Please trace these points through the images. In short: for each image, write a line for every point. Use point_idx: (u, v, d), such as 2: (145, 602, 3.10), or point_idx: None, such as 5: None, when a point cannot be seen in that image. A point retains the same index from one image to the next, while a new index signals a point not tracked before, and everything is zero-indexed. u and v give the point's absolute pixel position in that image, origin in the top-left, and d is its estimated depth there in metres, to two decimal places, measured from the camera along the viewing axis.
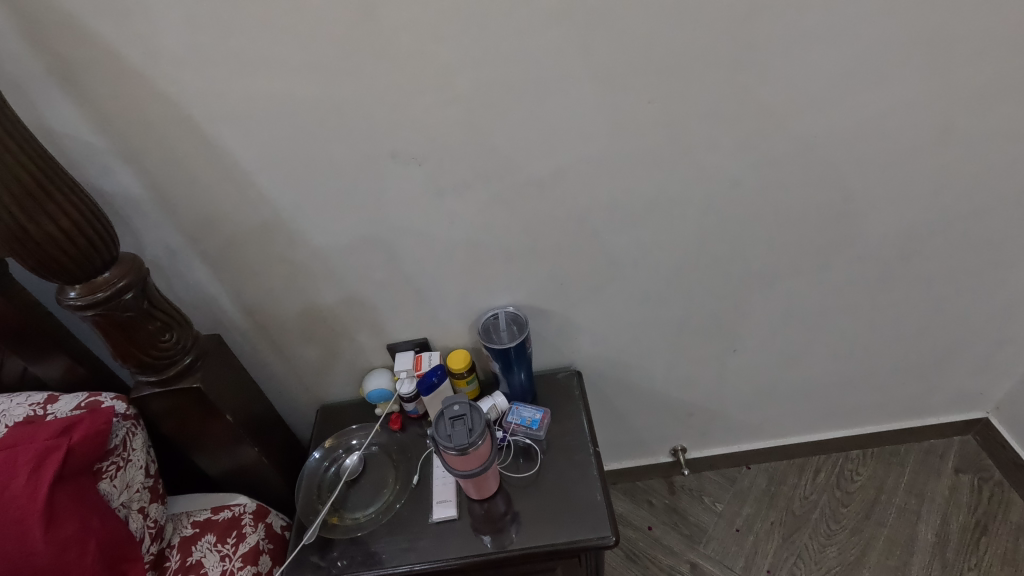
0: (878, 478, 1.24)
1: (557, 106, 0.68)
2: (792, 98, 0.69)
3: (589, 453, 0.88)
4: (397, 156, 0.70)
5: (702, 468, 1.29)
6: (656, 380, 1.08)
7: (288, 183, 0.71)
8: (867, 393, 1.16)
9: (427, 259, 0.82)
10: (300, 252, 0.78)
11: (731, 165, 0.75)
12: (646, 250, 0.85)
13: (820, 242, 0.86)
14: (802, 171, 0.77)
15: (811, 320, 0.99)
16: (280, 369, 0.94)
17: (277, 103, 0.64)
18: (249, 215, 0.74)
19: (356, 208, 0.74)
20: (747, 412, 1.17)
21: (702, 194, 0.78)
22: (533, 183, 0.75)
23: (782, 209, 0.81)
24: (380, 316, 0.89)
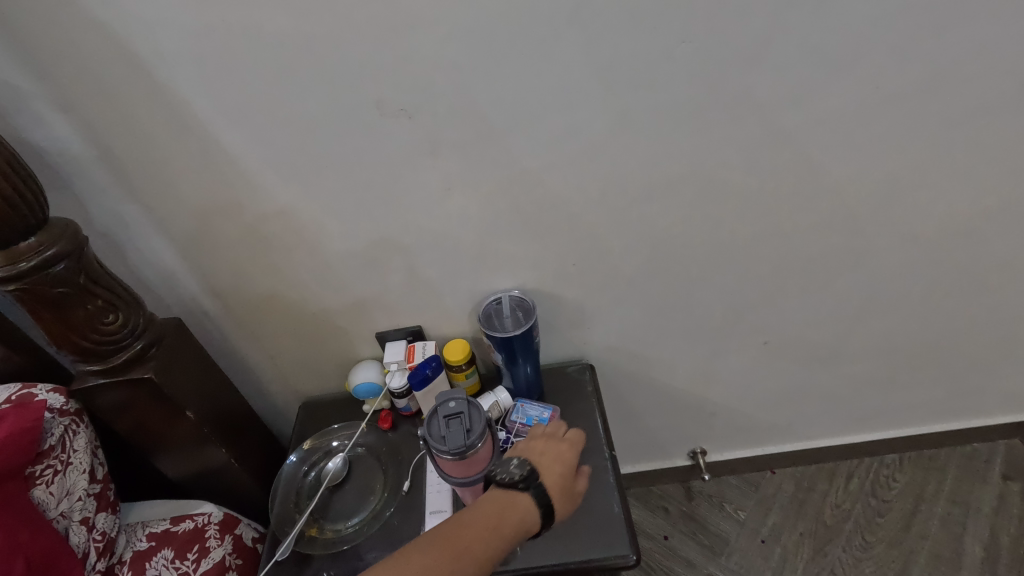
0: (917, 485, 1.13)
1: (572, 47, 0.57)
2: (852, 40, 0.58)
3: (604, 457, 0.77)
4: (383, 107, 0.59)
5: (722, 472, 1.18)
6: (676, 375, 0.97)
7: (256, 139, 0.61)
8: (908, 392, 1.05)
9: (420, 233, 0.71)
10: (274, 223, 0.68)
11: (774, 125, 0.64)
12: (671, 226, 0.74)
13: (871, 219, 0.75)
14: (858, 131, 0.66)
15: (853, 309, 0.88)
16: (256, 360, 0.84)
17: (238, 39, 0.54)
18: (213, 178, 0.63)
19: (336, 171, 0.64)
20: (775, 412, 1.07)
21: (740, 160, 0.67)
22: (543, 144, 0.64)
23: (830, 179, 0.70)
24: (368, 299, 0.78)
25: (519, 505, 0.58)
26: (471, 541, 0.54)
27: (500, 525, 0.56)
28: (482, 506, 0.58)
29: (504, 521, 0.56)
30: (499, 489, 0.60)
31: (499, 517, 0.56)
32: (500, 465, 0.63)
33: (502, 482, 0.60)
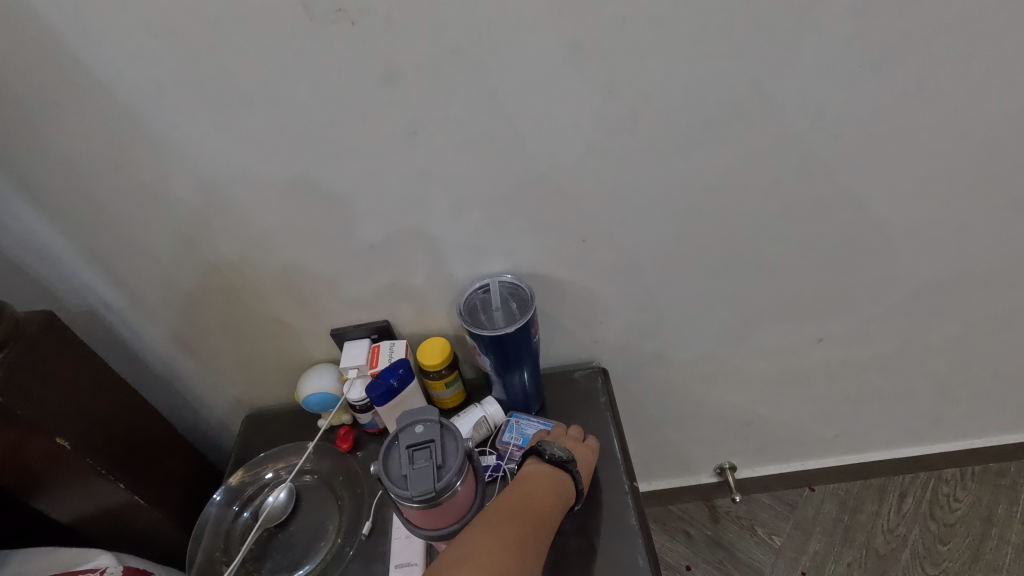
0: (983, 506, 0.96)
1: None
2: None
3: (624, 492, 0.60)
4: (312, 8, 0.41)
5: (754, 490, 1.01)
6: (706, 380, 0.80)
7: (135, 57, 0.43)
8: (981, 398, 0.88)
9: (380, 200, 0.53)
10: (180, 183, 0.50)
11: (869, 43, 0.46)
12: (716, 191, 0.55)
13: (976, 182, 0.57)
14: (989, 51, 0.47)
15: (933, 299, 0.70)
16: (184, 364, 0.67)
17: None
18: (85, 117, 0.46)
19: (256, 108, 0.46)
20: (820, 421, 0.90)
21: (815, 96, 0.49)
22: (544, 70, 0.45)
23: (933, 125, 0.52)
24: (318, 287, 0.61)
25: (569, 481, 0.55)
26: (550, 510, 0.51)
27: (565, 498, 0.53)
28: (532, 479, 0.53)
29: (565, 494, 0.53)
30: (544, 467, 0.54)
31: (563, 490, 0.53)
32: (545, 441, 0.57)
33: (551, 461, 0.55)
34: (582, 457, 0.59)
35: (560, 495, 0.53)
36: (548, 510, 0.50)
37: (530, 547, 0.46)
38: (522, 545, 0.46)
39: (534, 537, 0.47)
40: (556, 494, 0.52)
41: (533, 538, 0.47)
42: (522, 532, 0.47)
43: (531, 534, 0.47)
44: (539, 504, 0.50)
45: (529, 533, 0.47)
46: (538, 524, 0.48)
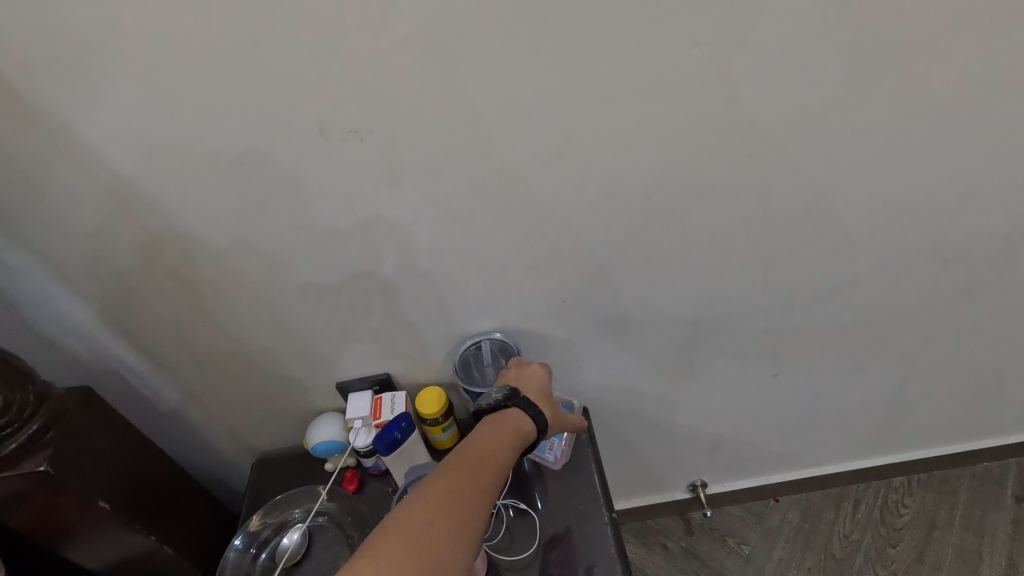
0: (929, 511, 1.06)
1: (566, 48, 0.44)
2: (915, 45, 0.46)
3: (603, 522, 0.68)
4: (326, 130, 0.47)
5: (724, 503, 1.10)
6: (676, 410, 0.88)
7: (167, 171, 0.48)
8: (923, 416, 0.98)
9: (381, 275, 0.59)
10: (202, 268, 0.56)
11: (809, 147, 0.53)
12: (679, 260, 0.63)
13: (905, 246, 0.65)
14: (910, 146, 0.54)
15: (872, 336, 0.80)
16: (199, 418, 0.72)
17: (126, 50, 0.41)
18: (118, 219, 0.51)
19: (275, 207, 0.52)
20: (781, 441, 0.99)
21: (761, 189, 0.56)
22: (528, 174, 0.52)
23: (867, 206, 0.60)
24: (323, 347, 0.67)
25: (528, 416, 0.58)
26: (505, 446, 0.52)
27: (522, 434, 0.55)
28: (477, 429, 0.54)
29: (523, 430, 0.55)
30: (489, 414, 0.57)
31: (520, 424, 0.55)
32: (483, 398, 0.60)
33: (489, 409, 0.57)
34: (525, 376, 0.62)
35: (515, 430, 0.54)
36: (504, 444, 0.52)
37: (466, 493, 0.46)
38: (477, 478, 0.47)
39: (476, 479, 0.47)
40: (500, 434, 0.53)
41: (488, 468, 0.49)
42: (460, 478, 0.47)
43: (489, 467, 0.49)
44: (494, 438, 0.52)
45: (469, 476, 0.47)
46: (494, 455, 0.50)
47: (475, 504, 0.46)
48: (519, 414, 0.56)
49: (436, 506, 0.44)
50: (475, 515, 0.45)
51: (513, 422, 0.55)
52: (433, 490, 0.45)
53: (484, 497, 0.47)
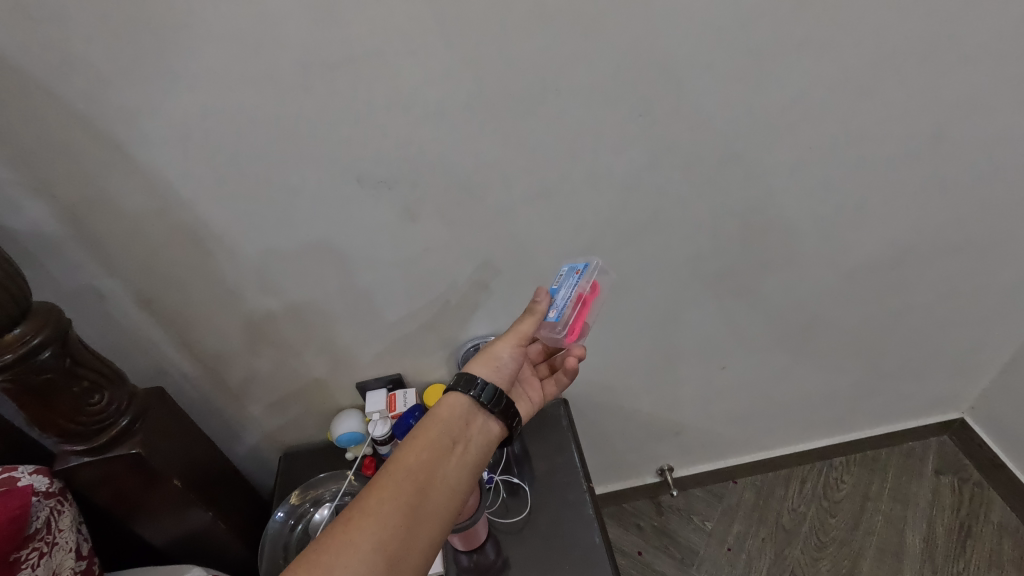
0: (863, 485, 1.23)
1: (540, 118, 0.63)
2: (783, 111, 0.67)
3: (582, 490, 0.82)
4: (363, 181, 0.64)
5: (689, 486, 1.25)
6: (641, 400, 1.04)
7: (239, 211, 0.64)
8: (852, 401, 1.15)
9: (398, 288, 0.76)
10: (256, 285, 0.71)
11: (714, 183, 0.73)
12: (632, 271, 0.82)
13: (804, 257, 0.85)
14: (790, 184, 0.75)
15: (795, 332, 0.98)
16: (239, 416, 0.86)
17: (224, 125, 0.58)
18: (195, 250, 0.66)
19: (321, 235, 0.68)
20: (733, 427, 1.15)
21: (686, 215, 0.76)
22: (513, 208, 0.70)
23: (767, 226, 0.80)
24: (347, 350, 0.82)
25: (449, 412, 0.57)
26: (411, 461, 0.52)
27: (434, 440, 0.54)
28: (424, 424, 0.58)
29: (440, 434, 0.55)
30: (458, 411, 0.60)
31: (433, 433, 0.55)
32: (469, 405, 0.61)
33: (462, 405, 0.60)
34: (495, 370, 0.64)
35: (426, 440, 0.54)
36: (408, 459, 0.52)
37: (380, 498, 0.49)
38: (368, 508, 0.48)
39: (393, 478, 0.50)
40: (432, 425, 0.56)
41: (384, 490, 0.49)
42: (376, 483, 0.50)
43: (383, 490, 0.49)
44: (400, 455, 0.53)
45: (385, 478, 0.50)
46: (395, 474, 0.51)
47: (361, 534, 0.47)
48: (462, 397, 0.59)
49: (317, 557, 0.45)
50: (358, 547, 0.46)
51: (446, 414, 0.57)
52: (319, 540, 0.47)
53: (376, 522, 0.47)
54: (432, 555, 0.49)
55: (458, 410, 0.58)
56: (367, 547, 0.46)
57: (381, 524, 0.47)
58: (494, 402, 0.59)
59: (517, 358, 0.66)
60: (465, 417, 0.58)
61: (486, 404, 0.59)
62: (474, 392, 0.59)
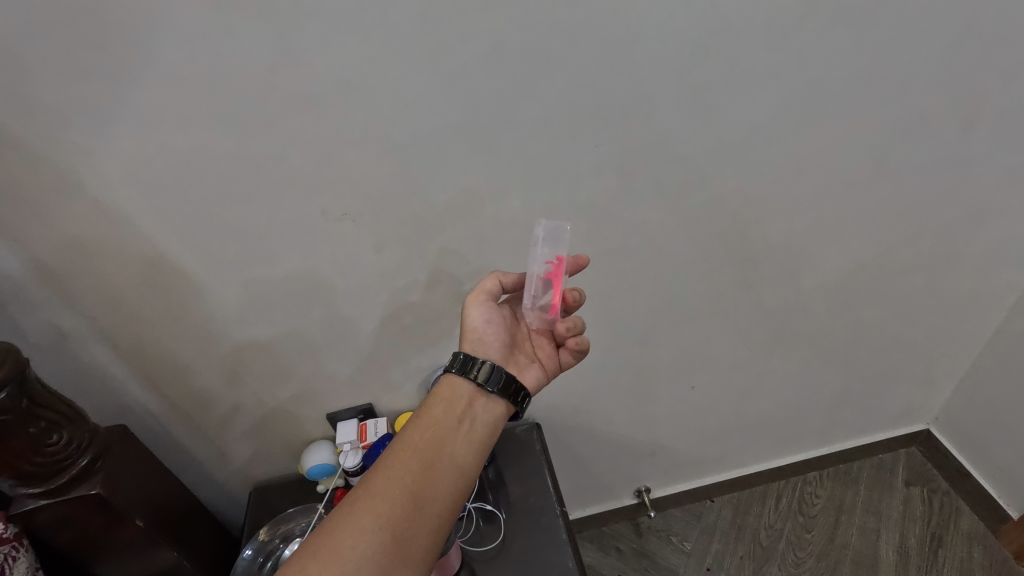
0: (837, 498, 1.25)
1: (500, 150, 0.65)
2: (732, 139, 0.70)
3: (556, 514, 0.83)
4: (328, 214, 0.66)
5: (667, 506, 1.26)
6: (615, 423, 1.05)
7: (204, 245, 0.65)
8: (821, 415, 1.17)
9: (367, 317, 0.77)
10: (222, 318, 0.71)
11: (672, 210, 0.76)
12: (598, 296, 0.84)
13: (764, 277, 0.88)
14: (746, 208, 0.78)
15: (761, 350, 1.00)
16: (206, 452, 0.85)
17: (187, 162, 0.58)
18: (161, 285, 0.66)
19: (288, 267, 0.69)
20: (707, 446, 1.16)
21: (648, 240, 0.78)
22: (479, 237, 0.72)
23: (726, 249, 0.82)
24: (317, 380, 0.82)
25: (452, 392, 0.57)
26: (415, 443, 0.52)
27: (437, 421, 0.54)
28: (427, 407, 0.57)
29: (444, 414, 0.55)
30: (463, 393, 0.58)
31: (437, 413, 0.55)
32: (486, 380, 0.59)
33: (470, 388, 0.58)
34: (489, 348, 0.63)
35: (430, 420, 0.54)
36: (413, 441, 0.52)
37: (382, 483, 0.49)
38: (373, 492, 0.49)
39: (395, 462, 0.50)
40: (430, 409, 0.55)
41: (386, 474, 0.50)
42: (378, 468, 0.50)
43: (388, 473, 0.50)
44: (404, 437, 0.53)
45: (386, 463, 0.51)
46: (398, 456, 0.51)
47: (365, 518, 0.47)
48: (460, 378, 0.58)
49: (322, 543, 0.46)
50: (363, 532, 0.46)
51: (447, 394, 0.57)
52: (325, 526, 0.47)
53: (381, 506, 0.47)
54: (440, 539, 0.49)
55: (460, 389, 0.57)
56: (373, 531, 0.46)
57: (385, 509, 0.47)
58: (496, 381, 0.58)
59: (494, 321, 0.65)
60: (469, 394, 0.57)
61: (486, 384, 0.57)
62: (474, 371, 0.58)
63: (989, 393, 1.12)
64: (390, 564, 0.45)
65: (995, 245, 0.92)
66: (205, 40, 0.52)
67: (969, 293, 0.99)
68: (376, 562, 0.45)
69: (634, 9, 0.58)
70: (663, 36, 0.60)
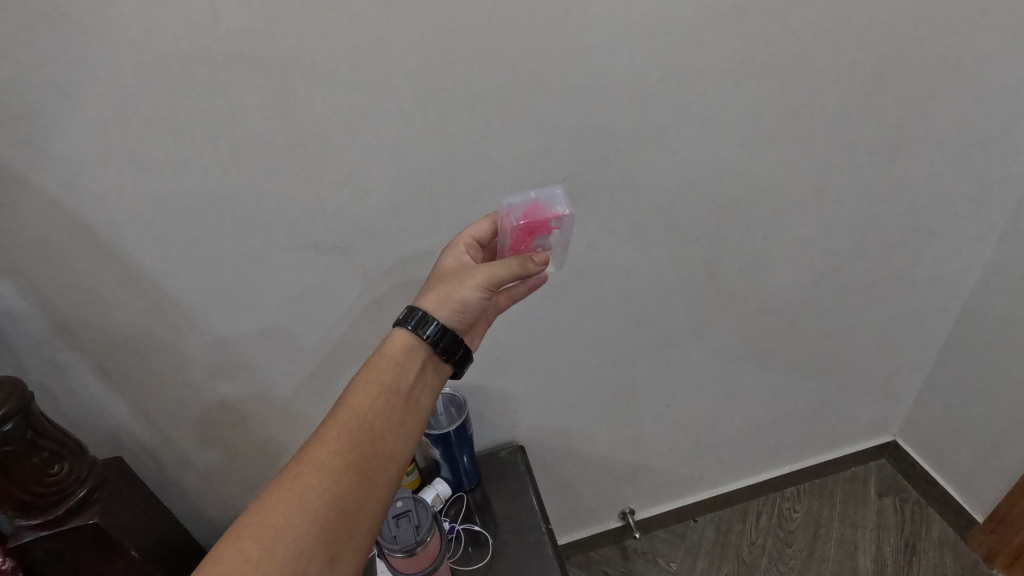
0: (814, 512, 1.29)
1: (477, 186, 0.71)
2: (687, 171, 0.77)
3: (542, 531, 0.86)
4: (319, 249, 0.70)
5: (652, 528, 1.29)
6: (596, 444, 1.09)
7: (201, 280, 0.69)
8: (793, 430, 1.23)
9: (356, 346, 0.81)
10: (216, 350, 0.75)
11: (639, 237, 0.82)
12: (574, 320, 0.89)
13: (728, 298, 0.94)
14: (705, 235, 0.85)
15: (730, 369, 1.06)
16: (197, 485, 0.86)
17: (187, 202, 0.63)
18: (159, 319, 0.70)
19: (280, 300, 0.73)
20: (687, 465, 1.20)
21: (617, 266, 0.84)
22: None
23: (690, 273, 0.89)
24: (308, 411, 0.85)
25: (404, 355, 0.55)
26: (361, 414, 0.51)
27: (386, 388, 0.52)
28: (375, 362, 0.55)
29: (393, 379, 0.53)
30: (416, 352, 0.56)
31: (388, 378, 0.53)
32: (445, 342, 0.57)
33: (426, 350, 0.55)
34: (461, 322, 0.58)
35: (379, 384, 0.53)
36: (360, 407, 0.51)
37: (326, 457, 0.49)
38: (316, 462, 0.49)
39: (340, 433, 0.50)
40: (380, 372, 0.54)
41: (330, 445, 0.49)
42: (322, 437, 0.50)
43: (332, 446, 0.49)
44: (350, 402, 0.51)
45: (331, 432, 0.50)
46: (344, 426, 0.50)
47: (308, 494, 0.47)
48: (413, 340, 0.55)
49: (263, 522, 0.47)
50: (305, 509, 0.47)
51: (398, 356, 0.55)
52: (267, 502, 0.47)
53: (324, 483, 0.48)
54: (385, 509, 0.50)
55: (412, 351, 0.55)
56: (316, 512, 0.47)
57: (328, 488, 0.48)
58: (449, 346, 0.56)
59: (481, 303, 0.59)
60: (421, 357, 0.55)
61: (439, 348, 0.55)
62: (428, 331, 0.55)
63: (946, 401, 1.18)
64: (334, 538, 0.47)
65: (934, 262, 1.00)
66: (208, 94, 0.58)
67: (918, 308, 1.07)
68: (320, 538, 0.47)
69: (593, 61, 0.66)
70: (619, 81, 0.68)
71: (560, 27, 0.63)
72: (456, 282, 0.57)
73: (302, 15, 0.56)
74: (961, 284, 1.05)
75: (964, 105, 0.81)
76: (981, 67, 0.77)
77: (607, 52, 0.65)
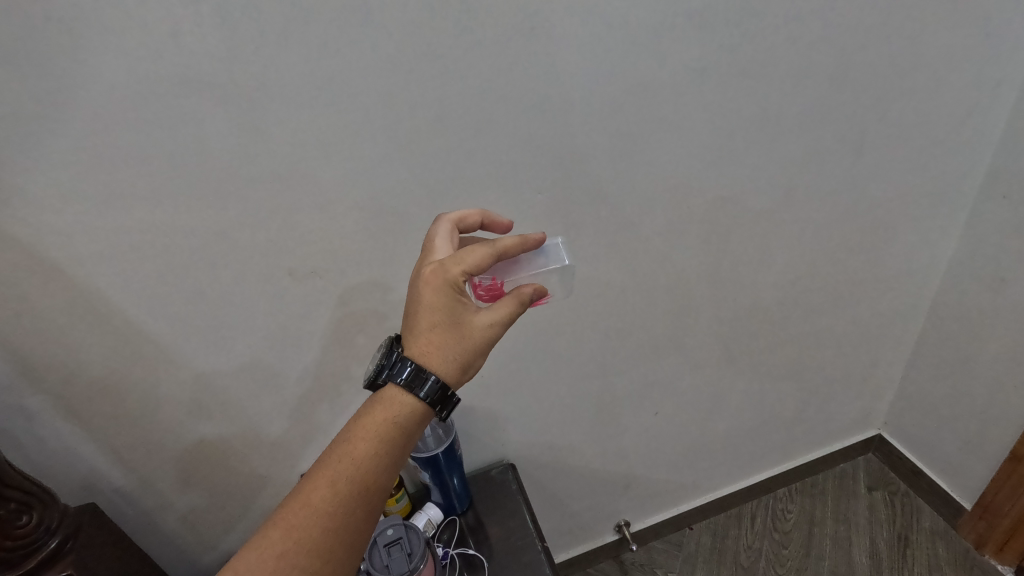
0: (807, 511, 1.30)
1: (452, 203, 0.71)
2: (659, 179, 0.78)
3: (538, 550, 0.84)
4: (295, 275, 0.69)
5: (649, 538, 1.28)
6: (587, 456, 1.08)
7: (173, 313, 0.67)
8: (780, 430, 1.24)
9: (337, 372, 0.79)
10: (193, 385, 0.73)
11: (617, 246, 0.83)
12: (557, 333, 0.89)
13: (708, 301, 0.95)
14: (681, 240, 0.86)
15: (716, 372, 1.06)
16: (178, 527, 0.83)
17: (156, 233, 0.62)
18: (130, 356, 0.68)
19: (257, 329, 0.72)
20: (679, 471, 1.20)
21: (598, 275, 0.85)
22: None
23: (669, 279, 0.90)
24: (291, 442, 0.83)
25: (395, 406, 0.51)
26: (335, 468, 0.48)
27: (371, 452, 0.49)
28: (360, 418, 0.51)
29: (379, 439, 0.49)
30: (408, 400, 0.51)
31: (370, 429, 0.50)
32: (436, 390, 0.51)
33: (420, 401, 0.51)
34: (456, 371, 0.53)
35: (364, 447, 0.49)
36: (344, 473, 0.48)
37: (312, 528, 0.46)
38: (302, 535, 0.46)
39: (324, 503, 0.47)
40: (364, 433, 0.49)
41: (316, 517, 0.47)
42: (307, 509, 0.47)
43: (318, 517, 0.47)
44: (334, 466, 0.48)
45: (314, 503, 0.47)
46: (329, 496, 0.47)
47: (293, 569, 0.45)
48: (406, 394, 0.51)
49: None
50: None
51: (385, 413, 0.51)
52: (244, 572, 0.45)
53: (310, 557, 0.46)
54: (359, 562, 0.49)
55: (402, 404, 0.50)
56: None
57: (301, 548, 0.46)
58: (447, 403, 0.51)
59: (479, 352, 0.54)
60: (409, 408, 0.51)
61: (435, 404, 0.51)
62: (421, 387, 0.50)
63: (926, 391, 1.20)
64: None
65: (904, 255, 1.03)
66: (174, 123, 0.57)
67: (892, 301, 1.09)
68: None
69: (560, 74, 0.67)
70: (589, 90, 0.69)
71: (526, 42, 0.64)
72: (465, 345, 0.52)
73: (267, 39, 0.56)
74: (930, 274, 1.07)
75: (919, 101, 0.84)
76: (932, 64, 0.81)
77: (574, 65, 0.67)
